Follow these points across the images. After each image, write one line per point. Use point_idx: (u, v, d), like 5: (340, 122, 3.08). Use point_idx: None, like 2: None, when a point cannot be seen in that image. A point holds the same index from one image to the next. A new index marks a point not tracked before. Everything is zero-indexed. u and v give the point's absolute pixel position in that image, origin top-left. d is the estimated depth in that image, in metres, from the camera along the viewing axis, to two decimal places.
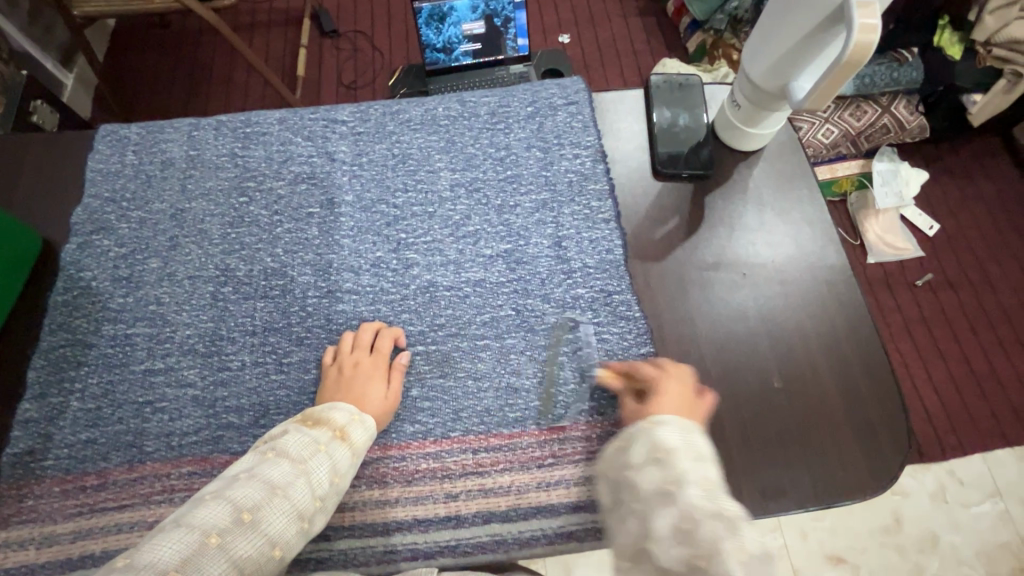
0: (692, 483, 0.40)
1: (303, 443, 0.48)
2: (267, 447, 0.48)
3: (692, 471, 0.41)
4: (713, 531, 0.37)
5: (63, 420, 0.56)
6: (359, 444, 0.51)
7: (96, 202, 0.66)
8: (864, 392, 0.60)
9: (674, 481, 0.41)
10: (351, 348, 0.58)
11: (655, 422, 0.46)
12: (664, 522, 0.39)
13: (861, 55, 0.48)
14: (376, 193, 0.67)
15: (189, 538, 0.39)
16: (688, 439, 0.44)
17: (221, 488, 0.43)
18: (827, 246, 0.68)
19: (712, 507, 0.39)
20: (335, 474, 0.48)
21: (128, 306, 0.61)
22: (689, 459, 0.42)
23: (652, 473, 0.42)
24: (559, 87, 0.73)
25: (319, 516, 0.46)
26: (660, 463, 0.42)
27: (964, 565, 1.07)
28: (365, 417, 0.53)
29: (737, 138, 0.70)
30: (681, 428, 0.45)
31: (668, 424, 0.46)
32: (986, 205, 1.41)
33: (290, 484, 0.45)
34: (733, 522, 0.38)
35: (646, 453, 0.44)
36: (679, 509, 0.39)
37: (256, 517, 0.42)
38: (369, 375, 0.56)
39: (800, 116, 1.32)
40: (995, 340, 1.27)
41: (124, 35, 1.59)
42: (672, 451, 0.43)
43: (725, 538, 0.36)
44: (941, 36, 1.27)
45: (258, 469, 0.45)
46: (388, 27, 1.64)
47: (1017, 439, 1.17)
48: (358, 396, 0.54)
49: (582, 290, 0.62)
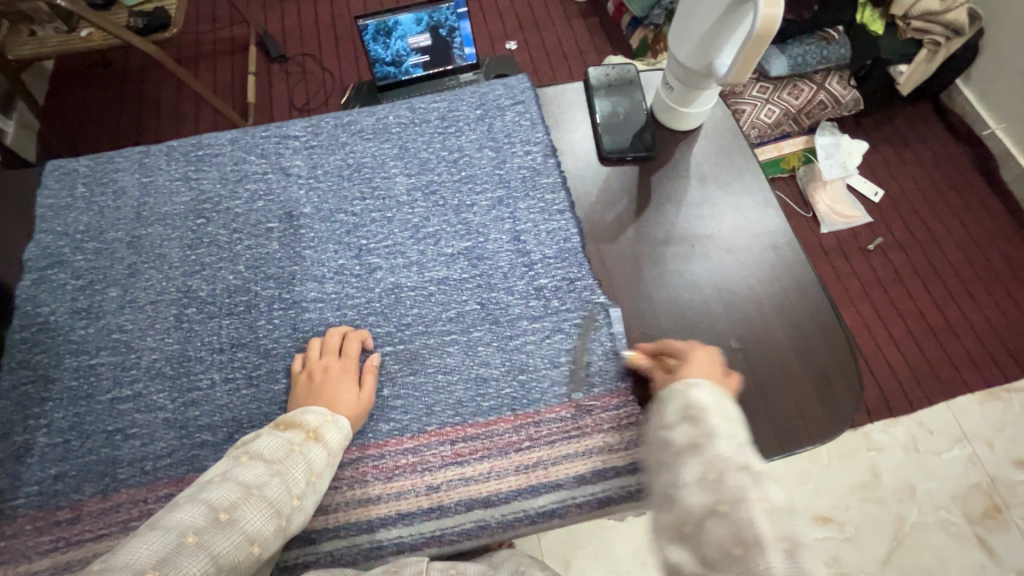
0: (724, 437, 0.43)
1: (277, 445, 0.49)
2: (241, 451, 0.48)
3: (723, 426, 0.44)
4: (738, 479, 0.40)
5: (31, 456, 0.55)
6: (333, 443, 0.52)
7: (48, 237, 0.66)
8: (815, 344, 0.63)
9: (705, 436, 0.43)
10: (319, 353, 0.59)
11: (689, 383, 0.48)
12: (692, 471, 0.42)
13: (767, 28, 0.52)
14: (334, 203, 0.68)
15: (166, 539, 0.39)
16: (721, 400, 0.46)
17: (196, 491, 0.44)
18: (769, 214, 0.71)
19: (740, 460, 0.41)
20: (311, 474, 0.49)
21: (90, 337, 0.61)
22: (719, 416, 0.45)
23: (684, 430, 0.44)
24: (505, 88, 0.76)
25: (296, 514, 0.47)
26: (693, 420, 0.45)
27: (941, 509, 1.12)
28: (338, 418, 0.54)
29: (674, 119, 0.74)
30: (715, 391, 0.47)
31: (700, 385, 0.47)
32: (923, 168, 1.49)
33: (264, 484, 0.45)
34: (757, 474, 0.40)
35: (680, 412, 0.46)
36: (705, 459, 0.42)
37: (232, 516, 0.42)
38: (339, 378, 0.56)
39: (741, 100, 1.39)
40: (946, 292, 1.34)
41: (65, 77, 1.57)
42: (704, 410, 0.45)
43: (750, 488, 0.39)
44: (864, 14, 1.36)
45: (231, 473, 0.46)
46: (336, 47, 1.65)
47: (976, 384, 1.24)
48: (330, 398, 0.55)
49: (544, 279, 0.64)
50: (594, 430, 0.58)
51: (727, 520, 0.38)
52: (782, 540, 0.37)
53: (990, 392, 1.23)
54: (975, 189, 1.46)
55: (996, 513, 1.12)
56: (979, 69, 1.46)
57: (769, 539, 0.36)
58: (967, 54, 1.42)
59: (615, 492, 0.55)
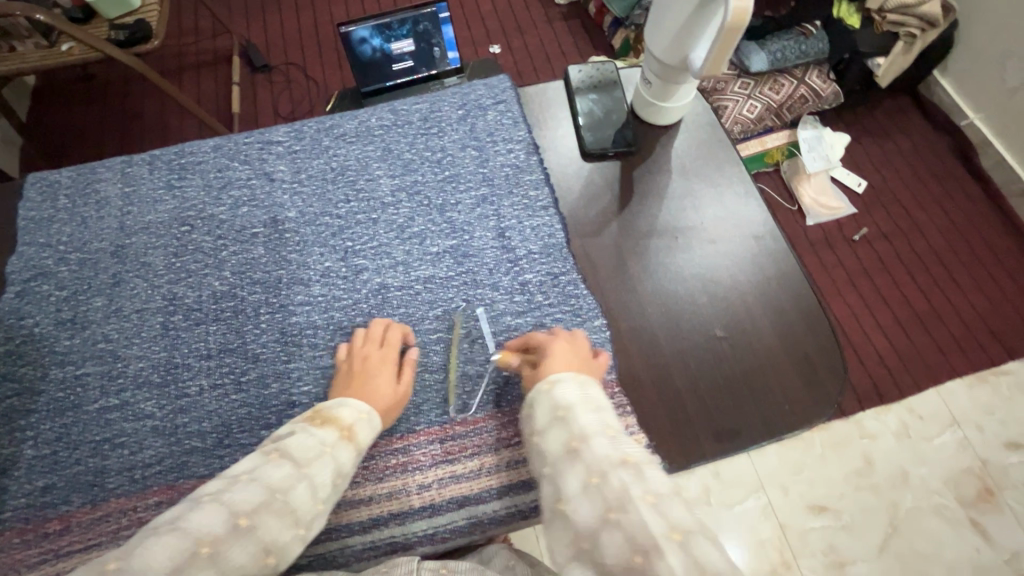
0: (595, 434, 0.43)
1: (310, 444, 0.49)
2: (271, 448, 0.48)
3: (593, 422, 0.44)
4: (620, 478, 0.38)
5: (18, 469, 0.55)
6: (364, 443, 0.52)
7: (31, 249, 0.65)
8: (797, 329, 0.64)
9: (578, 438, 0.43)
10: (362, 342, 0.59)
11: (552, 381, 0.49)
12: (575, 480, 0.40)
13: (740, 19, 0.54)
14: (318, 207, 0.68)
15: (182, 544, 0.37)
16: (583, 392, 0.47)
17: (218, 491, 0.42)
18: (750, 204, 0.72)
19: (617, 455, 0.41)
20: (337, 477, 0.49)
21: (75, 348, 0.60)
22: (587, 412, 0.45)
23: (556, 435, 0.44)
24: (486, 87, 0.76)
25: (317, 519, 0.47)
26: (564, 421, 0.45)
27: (934, 494, 1.14)
28: (373, 416, 0.54)
29: (654, 114, 0.75)
30: (577, 384, 0.48)
31: (564, 381, 0.48)
32: (904, 157, 1.51)
33: (290, 487, 0.45)
34: (636, 466, 0.39)
35: (549, 415, 0.46)
36: (584, 464, 0.41)
37: (252, 523, 0.41)
38: (380, 369, 0.56)
39: (723, 96, 1.41)
40: (930, 279, 1.36)
41: (45, 92, 1.56)
42: (570, 408, 0.45)
43: (632, 484, 0.38)
44: (840, 8, 1.39)
45: (258, 472, 0.45)
46: (320, 56, 1.65)
47: (963, 368, 1.26)
48: (371, 390, 0.55)
49: (529, 275, 0.65)
50: None
51: (619, 527, 0.36)
52: (674, 532, 0.35)
53: (978, 375, 1.25)
54: (955, 177, 1.48)
55: (988, 495, 1.14)
56: (956, 60, 1.49)
57: (662, 535, 0.34)
58: (943, 45, 1.45)
59: None
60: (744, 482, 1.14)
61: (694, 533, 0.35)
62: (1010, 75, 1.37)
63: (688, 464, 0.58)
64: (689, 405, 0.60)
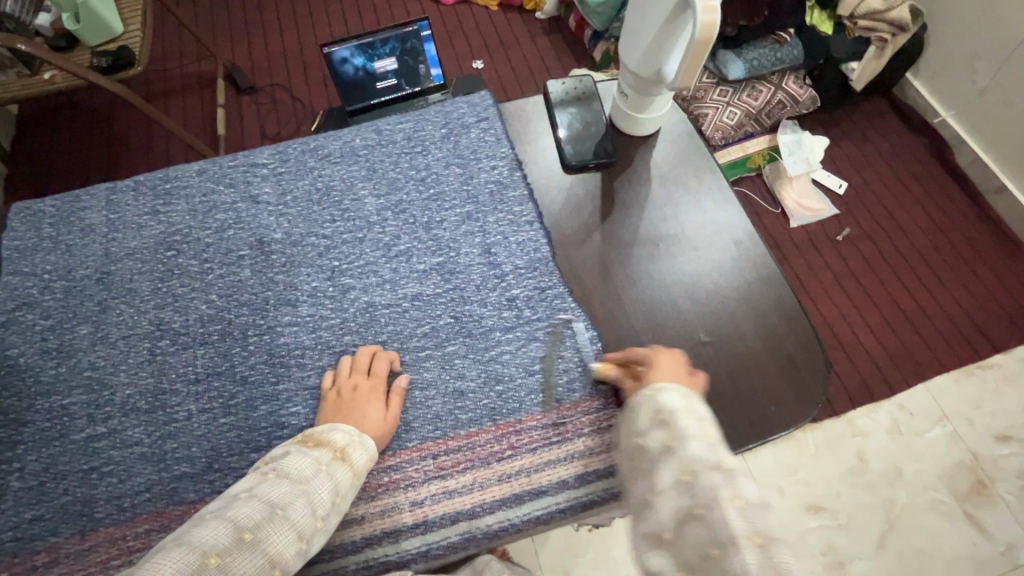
0: (694, 439, 0.44)
1: (306, 463, 0.49)
2: (268, 468, 0.49)
3: (694, 428, 0.45)
4: (711, 480, 0.41)
5: (5, 502, 0.54)
6: (359, 464, 0.52)
7: (16, 278, 0.65)
8: (782, 331, 0.66)
9: (677, 438, 0.45)
10: (349, 371, 0.59)
11: (657, 388, 0.50)
12: (668, 475, 0.43)
13: (708, 32, 0.56)
14: (304, 228, 0.69)
15: (190, 556, 0.39)
16: (688, 402, 0.48)
17: (221, 508, 0.44)
18: (732, 212, 0.74)
19: (713, 459, 0.42)
20: (337, 496, 0.49)
21: (62, 377, 0.60)
22: (690, 418, 0.46)
23: (657, 435, 0.46)
24: (469, 105, 0.78)
25: (317, 536, 0.47)
26: (664, 424, 0.46)
27: (928, 489, 1.15)
28: (365, 438, 0.54)
29: (632, 125, 0.76)
30: (682, 394, 0.49)
31: (669, 391, 0.49)
32: (882, 159, 1.54)
33: (290, 503, 0.46)
34: (730, 471, 0.42)
35: (652, 417, 0.48)
36: (678, 461, 0.43)
37: (256, 536, 0.43)
38: (367, 398, 0.56)
39: (703, 104, 1.44)
40: (914, 277, 1.38)
41: (31, 120, 1.56)
42: (673, 413, 0.47)
43: (723, 487, 0.40)
44: (811, 15, 1.44)
45: (257, 490, 0.46)
46: (305, 76, 1.67)
47: (950, 363, 1.28)
48: (357, 417, 0.56)
49: (517, 290, 0.65)
50: (574, 436, 0.58)
51: (704, 521, 0.39)
52: (754, 536, 0.38)
53: (965, 370, 1.27)
54: (932, 176, 1.51)
55: (981, 488, 1.15)
56: (927, 62, 1.53)
57: (742, 537, 0.37)
58: (914, 49, 1.49)
59: (596, 496, 0.56)
60: None
61: (777, 542, 0.38)
62: (980, 75, 1.40)
63: None
64: None
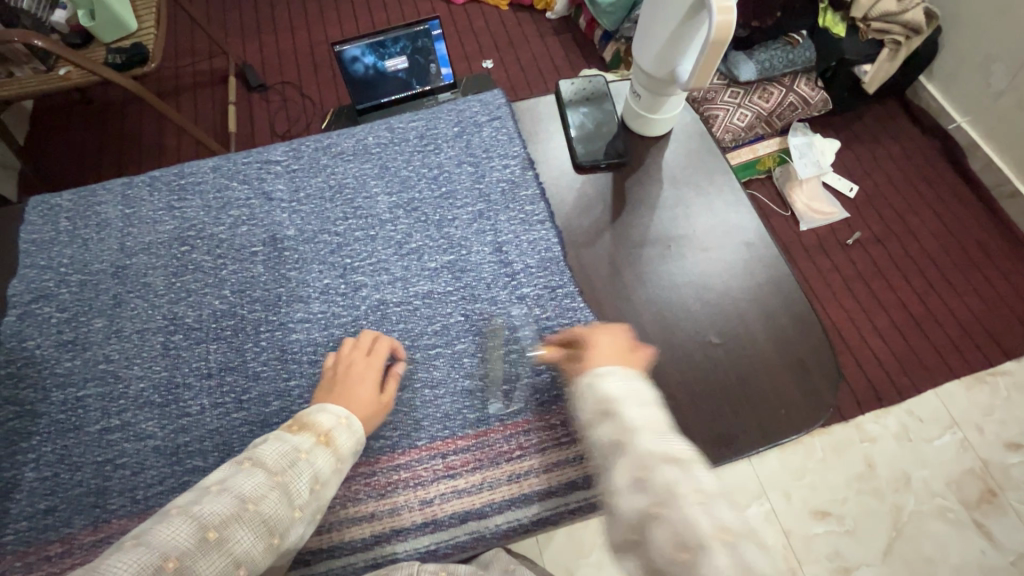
0: (643, 430, 0.42)
1: (283, 451, 0.49)
2: (244, 456, 0.48)
3: (639, 417, 0.43)
4: (666, 475, 0.39)
5: (19, 492, 0.55)
6: (344, 448, 0.52)
7: (32, 271, 0.66)
8: (792, 333, 0.65)
9: (624, 431, 0.42)
10: (350, 349, 0.60)
11: (598, 374, 0.47)
12: (623, 474, 0.40)
13: (723, 32, 0.55)
14: (317, 224, 0.69)
15: (148, 559, 0.38)
16: (630, 387, 0.46)
17: (189, 503, 0.43)
18: (742, 212, 0.73)
19: (663, 451, 0.41)
20: (316, 482, 0.49)
21: (76, 369, 0.61)
22: (635, 406, 0.44)
23: (604, 428, 0.44)
24: (482, 104, 0.78)
25: (295, 526, 0.47)
26: (609, 416, 0.44)
27: (937, 496, 1.14)
28: (352, 420, 0.54)
29: (644, 126, 0.76)
30: (623, 378, 0.46)
31: (610, 375, 0.47)
32: (894, 162, 1.53)
33: (263, 496, 0.45)
34: (684, 463, 0.40)
35: (594, 408, 0.45)
36: (631, 457, 0.41)
37: (221, 535, 0.42)
38: (362, 372, 0.57)
39: (715, 105, 1.43)
40: (925, 282, 1.37)
41: (45, 115, 1.57)
42: (616, 403, 0.44)
43: (680, 482, 0.39)
44: (825, 18, 1.42)
45: (229, 482, 0.45)
46: (315, 74, 1.67)
47: (961, 369, 1.27)
48: (346, 395, 0.56)
49: (527, 289, 0.65)
50: None
51: (667, 522, 0.37)
52: (721, 532, 0.36)
53: (975, 376, 1.26)
54: (944, 180, 1.50)
55: (991, 497, 1.14)
56: (941, 65, 1.52)
57: (709, 536, 0.36)
58: (928, 52, 1.48)
59: None
60: (750, 488, 1.14)
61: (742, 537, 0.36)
62: (995, 78, 1.39)
63: None
64: (688, 412, 0.61)
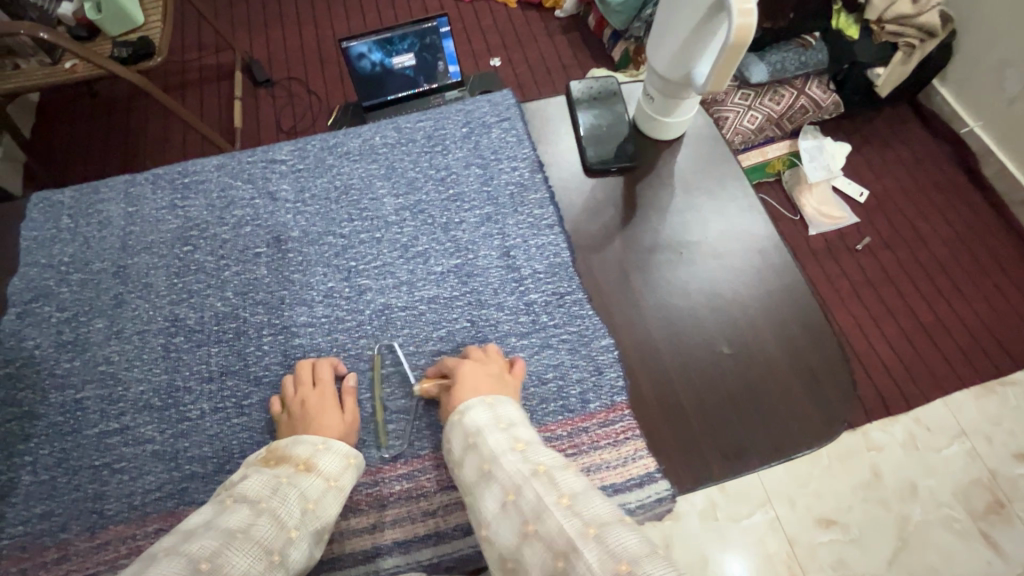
0: (508, 454, 0.47)
1: (264, 481, 0.48)
2: (224, 497, 0.47)
3: (502, 442, 0.49)
4: (535, 490, 0.43)
5: (15, 496, 0.54)
6: (328, 469, 0.51)
7: (33, 270, 0.65)
8: (803, 343, 0.64)
9: (489, 461, 0.47)
10: (295, 389, 0.57)
11: (462, 411, 0.52)
12: (495, 499, 0.45)
13: (744, 36, 0.54)
14: (322, 225, 0.68)
15: None
16: (493, 412, 0.51)
17: (175, 543, 0.41)
18: (752, 219, 0.72)
19: (529, 468, 0.45)
20: (306, 502, 0.48)
21: (75, 370, 0.60)
22: (497, 432, 0.50)
23: (471, 460, 0.48)
24: (491, 105, 0.76)
25: (294, 548, 0.45)
26: (475, 447, 0.49)
27: (944, 507, 1.12)
28: (331, 444, 0.53)
29: (656, 130, 0.74)
30: (487, 406, 0.52)
31: (474, 407, 0.52)
32: (905, 167, 1.51)
33: (252, 524, 0.44)
34: (547, 473, 0.45)
35: (462, 443, 0.50)
36: (502, 484, 0.45)
37: (214, 564, 0.40)
38: (321, 406, 0.55)
39: (724, 108, 1.41)
40: (935, 290, 1.35)
41: (50, 108, 1.57)
42: (480, 433, 0.50)
43: (546, 493, 0.43)
44: (838, 19, 1.40)
45: (215, 520, 0.44)
46: (322, 70, 1.66)
47: (970, 379, 1.25)
48: (317, 424, 0.54)
49: (535, 295, 0.64)
50: (590, 447, 0.57)
51: (539, 538, 0.40)
52: (588, 527, 0.39)
53: (985, 387, 1.24)
54: (956, 185, 1.48)
55: (999, 508, 1.12)
56: (954, 69, 1.49)
57: (576, 533, 0.39)
58: (942, 56, 1.45)
59: None
60: (752, 496, 1.13)
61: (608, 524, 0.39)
62: (1009, 83, 1.36)
63: (697, 487, 0.57)
64: (696, 424, 0.59)
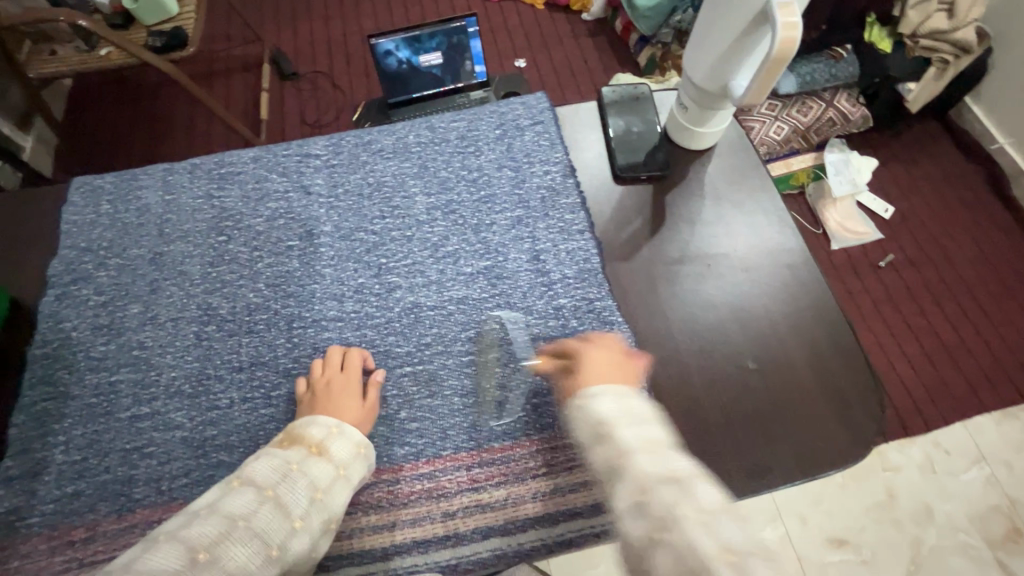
0: (638, 450, 0.38)
1: (273, 467, 0.49)
2: (235, 477, 0.48)
3: (634, 436, 0.40)
4: (667, 493, 0.34)
5: (47, 474, 0.55)
6: (339, 455, 0.52)
7: (72, 253, 0.66)
8: (832, 362, 0.63)
9: (620, 455, 0.38)
10: (322, 370, 0.58)
11: (588, 397, 0.45)
12: (620, 498, 0.36)
13: (787, 49, 0.52)
14: (354, 222, 0.68)
15: None
16: (623, 405, 0.43)
17: (177, 527, 0.43)
18: (783, 232, 0.71)
19: (662, 470, 0.36)
20: (315, 490, 0.48)
21: (111, 353, 0.61)
22: (629, 425, 0.41)
23: (599, 451, 0.40)
24: (524, 107, 0.76)
25: (298, 536, 0.46)
26: (603, 438, 0.41)
27: (960, 533, 1.10)
28: (345, 429, 0.54)
29: (688, 138, 0.74)
30: (614, 396, 0.44)
31: (601, 395, 0.44)
32: (933, 185, 1.48)
33: (255, 512, 0.45)
34: (685, 480, 0.35)
35: (590, 431, 0.42)
36: (628, 481, 0.36)
37: (212, 555, 0.41)
38: (342, 390, 0.56)
39: (751, 117, 1.40)
40: (960, 310, 1.32)
41: (82, 92, 1.60)
42: (609, 423, 0.41)
43: (680, 501, 0.34)
44: (870, 32, 1.35)
45: (220, 503, 0.45)
46: (348, 65, 1.67)
47: (992, 404, 1.22)
48: (337, 407, 0.55)
49: (564, 300, 0.64)
50: None
51: (668, 546, 0.32)
52: (727, 556, 0.31)
53: (1007, 412, 1.21)
54: (985, 204, 1.45)
55: (1016, 536, 1.09)
56: (987, 86, 1.46)
57: (712, 557, 0.31)
58: (976, 73, 1.42)
59: None
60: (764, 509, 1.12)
61: (752, 554, 0.31)
62: None
63: None
64: (720, 437, 0.59)
